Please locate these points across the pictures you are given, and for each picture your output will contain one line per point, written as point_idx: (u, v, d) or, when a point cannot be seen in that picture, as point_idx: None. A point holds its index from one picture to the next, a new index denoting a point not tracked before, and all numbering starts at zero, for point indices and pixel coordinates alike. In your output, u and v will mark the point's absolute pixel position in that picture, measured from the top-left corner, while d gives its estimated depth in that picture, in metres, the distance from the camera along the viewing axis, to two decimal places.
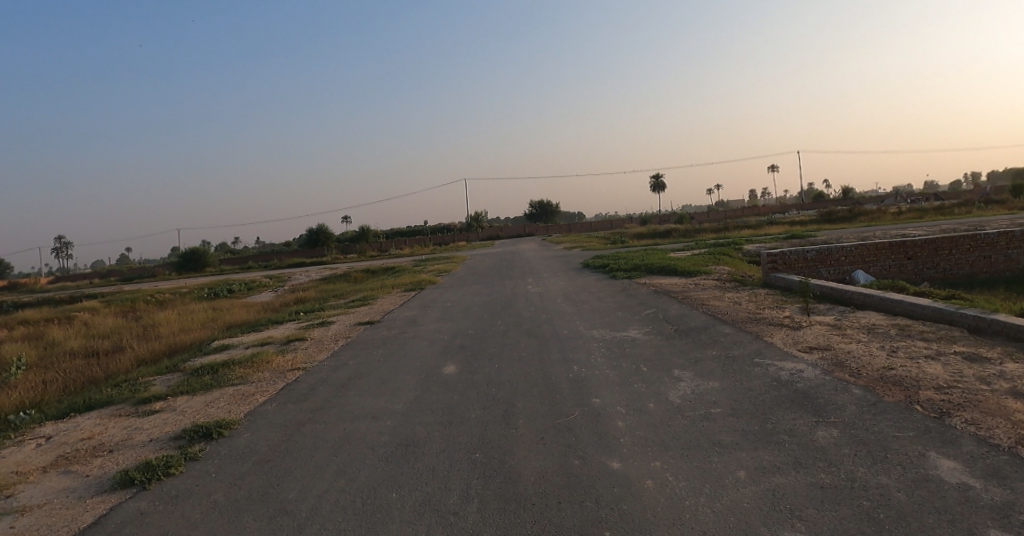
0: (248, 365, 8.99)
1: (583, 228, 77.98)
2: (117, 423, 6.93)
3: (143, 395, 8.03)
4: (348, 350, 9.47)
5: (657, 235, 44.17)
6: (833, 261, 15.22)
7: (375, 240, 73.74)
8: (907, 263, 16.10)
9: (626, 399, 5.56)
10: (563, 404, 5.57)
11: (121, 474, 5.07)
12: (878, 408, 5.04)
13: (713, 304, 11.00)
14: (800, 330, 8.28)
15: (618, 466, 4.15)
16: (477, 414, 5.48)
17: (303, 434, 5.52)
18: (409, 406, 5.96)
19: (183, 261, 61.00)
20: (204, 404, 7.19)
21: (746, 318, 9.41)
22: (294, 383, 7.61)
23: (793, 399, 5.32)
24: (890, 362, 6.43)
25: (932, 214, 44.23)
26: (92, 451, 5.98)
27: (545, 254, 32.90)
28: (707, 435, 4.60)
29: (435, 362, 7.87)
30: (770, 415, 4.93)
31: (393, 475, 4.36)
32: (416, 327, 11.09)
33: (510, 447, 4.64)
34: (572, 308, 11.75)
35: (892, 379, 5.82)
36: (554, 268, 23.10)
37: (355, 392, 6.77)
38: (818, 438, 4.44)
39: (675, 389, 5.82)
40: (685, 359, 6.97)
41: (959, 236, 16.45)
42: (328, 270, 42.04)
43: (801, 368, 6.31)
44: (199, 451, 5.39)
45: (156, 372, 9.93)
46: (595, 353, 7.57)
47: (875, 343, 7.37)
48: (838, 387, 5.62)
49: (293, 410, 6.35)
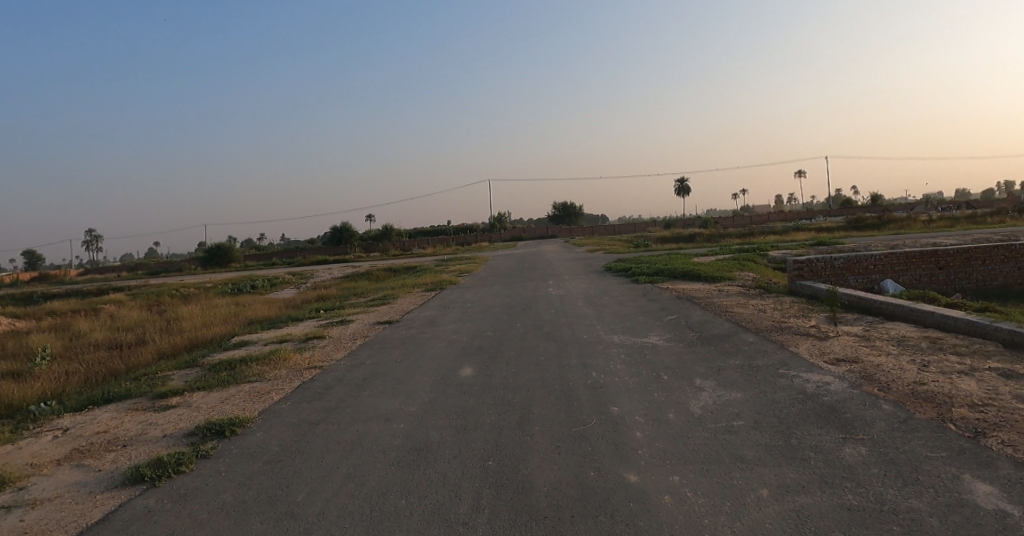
0: (266, 361, 9.01)
1: (605, 231, 77.52)
2: (132, 417, 6.97)
3: (160, 390, 8.08)
4: (365, 349, 9.44)
5: (680, 240, 43.68)
6: (861, 270, 14.83)
7: (397, 239, 74.15)
8: (939, 273, 15.60)
9: (645, 409, 5.40)
10: (580, 412, 5.43)
11: (132, 470, 5.07)
12: (910, 425, 4.81)
13: (736, 311, 10.76)
14: (827, 341, 8.03)
15: (635, 479, 4.01)
16: (491, 419, 5.38)
17: (316, 435, 5.47)
18: (423, 409, 5.88)
19: (209, 256, 62.02)
20: (220, 400, 7.20)
21: (771, 327, 9.17)
22: (310, 381, 7.59)
23: (820, 413, 5.11)
24: (922, 376, 6.17)
25: (965, 223, 43.01)
26: (106, 445, 6.01)
27: (566, 257, 32.70)
28: (728, 449, 4.43)
29: (452, 364, 7.79)
30: (794, 430, 4.74)
31: (403, 481, 4.27)
32: (434, 328, 11.03)
33: (524, 455, 4.52)
34: (591, 312, 11.59)
35: (924, 395, 5.57)
36: (575, 270, 22.92)
37: (370, 393, 6.70)
38: (846, 456, 4.24)
39: (696, 398, 5.66)
40: (707, 368, 6.79)
41: (993, 245, 15.91)
42: (349, 268, 42.36)
43: (827, 381, 6.09)
44: (211, 449, 5.37)
45: (175, 366, 10.02)
46: (614, 359, 7.41)
47: (906, 355, 7.10)
48: (866, 402, 5.40)
49: (307, 410, 6.31)
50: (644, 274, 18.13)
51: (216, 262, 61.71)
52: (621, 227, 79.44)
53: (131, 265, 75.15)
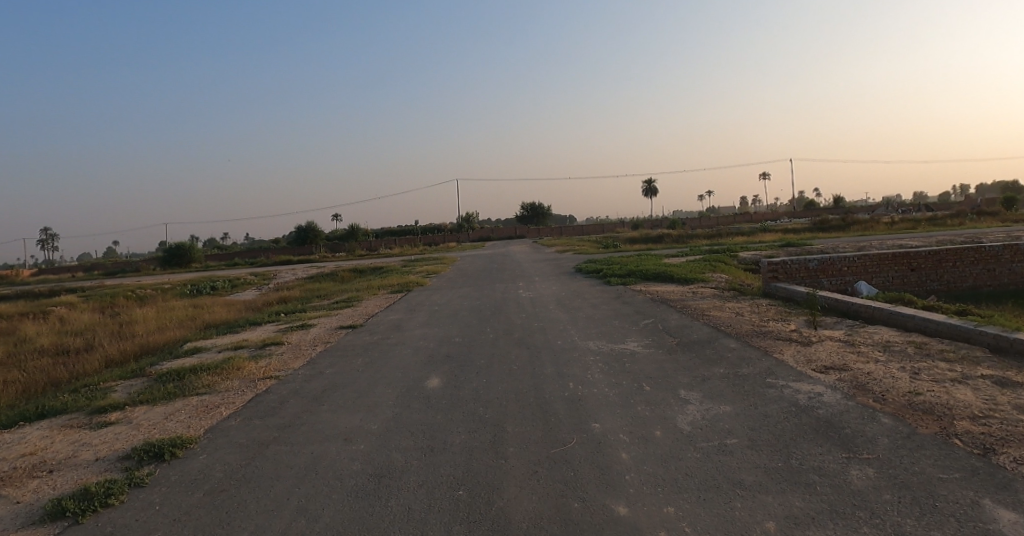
0: (217, 371, 8.33)
1: (573, 231, 77.53)
2: (64, 436, 6.24)
3: (99, 403, 7.32)
4: (326, 357, 8.84)
5: (651, 240, 43.88)
6: (835, 272, 14.73)
7: (364, 239, 72.90)
8: (911, 275, 15.63)
9: (629, 425, 4.98)
10: (559, 430, 4.98)
11: (53, 502, 4.37)
12: (914, 442, 4.49)
13: (714, 314, 10.46)
14: (811, 347, 7.73)
15: (626, 512, 3.56)
16: (462, 439, 4.88)
17: (266, 459, 4.89)
18: (387, 427, 5.34)
19: (168, 255, 59.80)
20: (163, 416, 6.52)
21: (752, 331, 8.85)
22: (264, 394, 6.98)
23: (817, 429, 4.74)
24: (916, 386, 5.88)
25: (925, 225, 43.96)
26: (29, 470, 5.28)
27: (536, 257, 32.22)
28: (724, 473, 4.01)
29: (419, 374, 7.25)
30: (793, 449, 4.36)
31: (362, 516, 3.74)
32: (400, 333, 10.46)
33: (500, 483, 4.04)
34: (565, 316, 11.15)
35: (921, 407, 5.27)
36: (546, 271, 22.62)
37: (329, 408, 6.13)
38: (852, 480, 3.87)
39: (684, 413, 5.25)
40: (691, 378, 6.39)
41: (963, 248, 16.02)
42: (313, 268, 41.26)
43: (819, 391, 5.75)
44: (146, 477, 4.73)
45: (119, 376, 9.22)
46: (592, 368, 6.99)
47: (894, 363, 6.82)
48: (864, 415, 5.06)
49: (258, 428, 5.70)
50: (617, 275, 17.77)
51: (175, 262, 59.60)
52: (592, 228, 79.49)
53: (85, 265, 72.16)
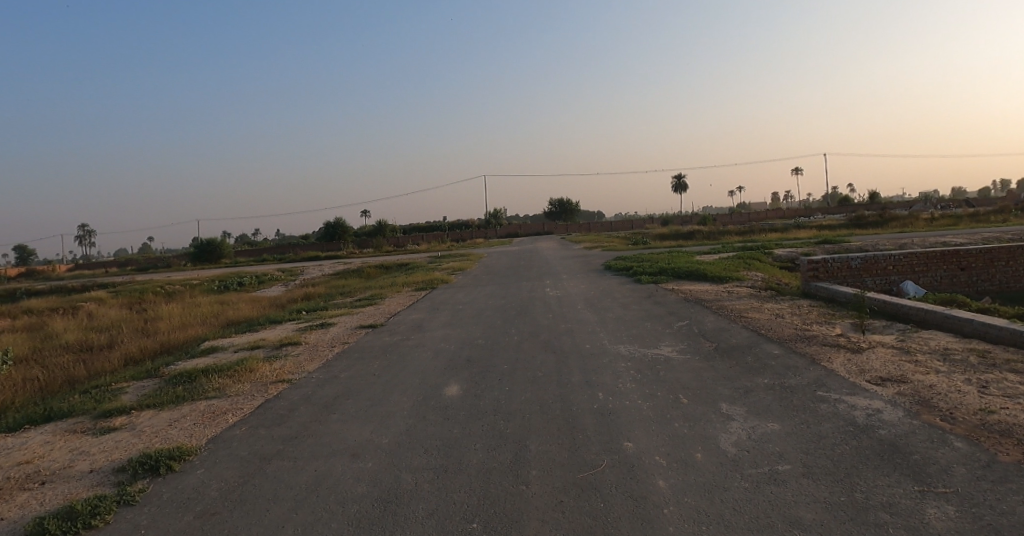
0: (230, 373, 8.02)
1: (601, 228, 76.42)
2: (66, 443, 5.97)
3: (107, 407, 7.06)
4: (343, 360, 8.49)
5: (681, 236, 42.95)
6: (880, 271, 13.87)
7: (391, 234, 73.02)
8: (961, 274, 14.70)
9: (666, 445, 4.46)
10: (586, 450, 4.48)
11: (35, 521, 4.04)
12: (997, 471, 3.89)
13: (752, 316, 9.83)
14: (863, 354, 7.08)
15: None
16: (479, 460, 4.42)
17: (266, 477, 4.50)
18: (398, 443, 4.91)
19: (199, 251, 60.67)
20: (167, 423, 6.20)
21: (794, 336, 8.20)
22: (274, 400, 6.64)
23: (882, 455, 4.17)
24: (988, 402, 5.22)
25: (967, 221, 42.12)
26: (22, 482, 4.99)
27: (564, 254, 31.69)
28: (779, 508, 3.48)
29: (437, 380, 6.83)
30: (857, 479, 3.81)
31: None
32: (420, 335, 10.07)
33: (519, 516, 3.56)
34: (593, 318, 10.61)
35: (998, 428, 4.63)
36: (574, 269, 21.96)
37: (338, 418, 5.74)
38: (931, 521, 3.30)
39: (726, 431, 4.72)
40: (733, 389, 5.83)
41: (1018, 246, 15.03)
42: (339, 265, 41.23)
43: (878, 407, 5.15)
44: (137, 494, 4.38)
45: (133, 376, 9.01)
46: (623, 376, 6.50)
47: (958, 374, 6.15)
48: (933, 437, 4.47)
49: (262, 439, 5.34)
50: (647, 273, 17.07)
51: (206, 258, 60.51)
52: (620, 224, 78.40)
53: (119, 260, 73.66)
